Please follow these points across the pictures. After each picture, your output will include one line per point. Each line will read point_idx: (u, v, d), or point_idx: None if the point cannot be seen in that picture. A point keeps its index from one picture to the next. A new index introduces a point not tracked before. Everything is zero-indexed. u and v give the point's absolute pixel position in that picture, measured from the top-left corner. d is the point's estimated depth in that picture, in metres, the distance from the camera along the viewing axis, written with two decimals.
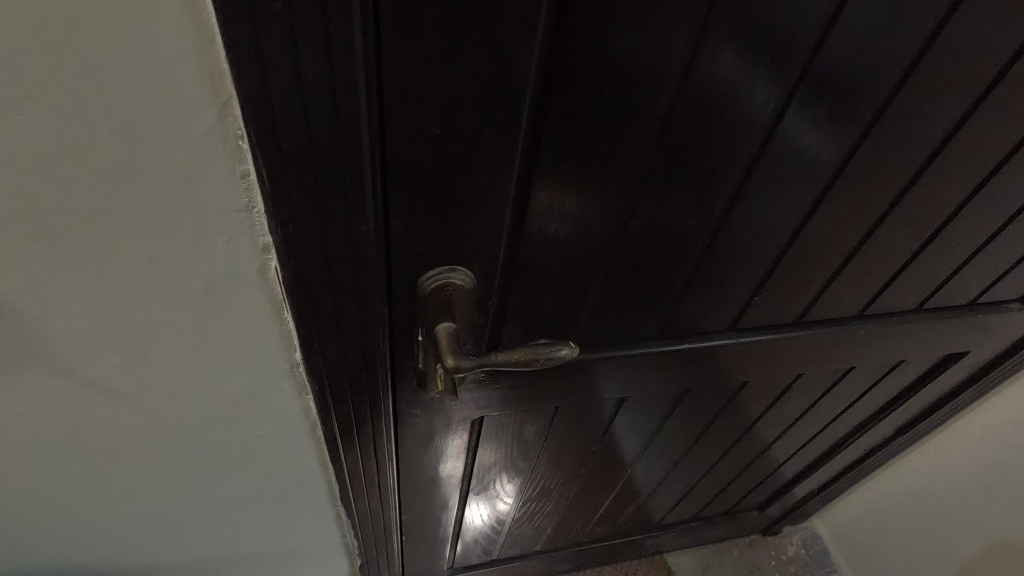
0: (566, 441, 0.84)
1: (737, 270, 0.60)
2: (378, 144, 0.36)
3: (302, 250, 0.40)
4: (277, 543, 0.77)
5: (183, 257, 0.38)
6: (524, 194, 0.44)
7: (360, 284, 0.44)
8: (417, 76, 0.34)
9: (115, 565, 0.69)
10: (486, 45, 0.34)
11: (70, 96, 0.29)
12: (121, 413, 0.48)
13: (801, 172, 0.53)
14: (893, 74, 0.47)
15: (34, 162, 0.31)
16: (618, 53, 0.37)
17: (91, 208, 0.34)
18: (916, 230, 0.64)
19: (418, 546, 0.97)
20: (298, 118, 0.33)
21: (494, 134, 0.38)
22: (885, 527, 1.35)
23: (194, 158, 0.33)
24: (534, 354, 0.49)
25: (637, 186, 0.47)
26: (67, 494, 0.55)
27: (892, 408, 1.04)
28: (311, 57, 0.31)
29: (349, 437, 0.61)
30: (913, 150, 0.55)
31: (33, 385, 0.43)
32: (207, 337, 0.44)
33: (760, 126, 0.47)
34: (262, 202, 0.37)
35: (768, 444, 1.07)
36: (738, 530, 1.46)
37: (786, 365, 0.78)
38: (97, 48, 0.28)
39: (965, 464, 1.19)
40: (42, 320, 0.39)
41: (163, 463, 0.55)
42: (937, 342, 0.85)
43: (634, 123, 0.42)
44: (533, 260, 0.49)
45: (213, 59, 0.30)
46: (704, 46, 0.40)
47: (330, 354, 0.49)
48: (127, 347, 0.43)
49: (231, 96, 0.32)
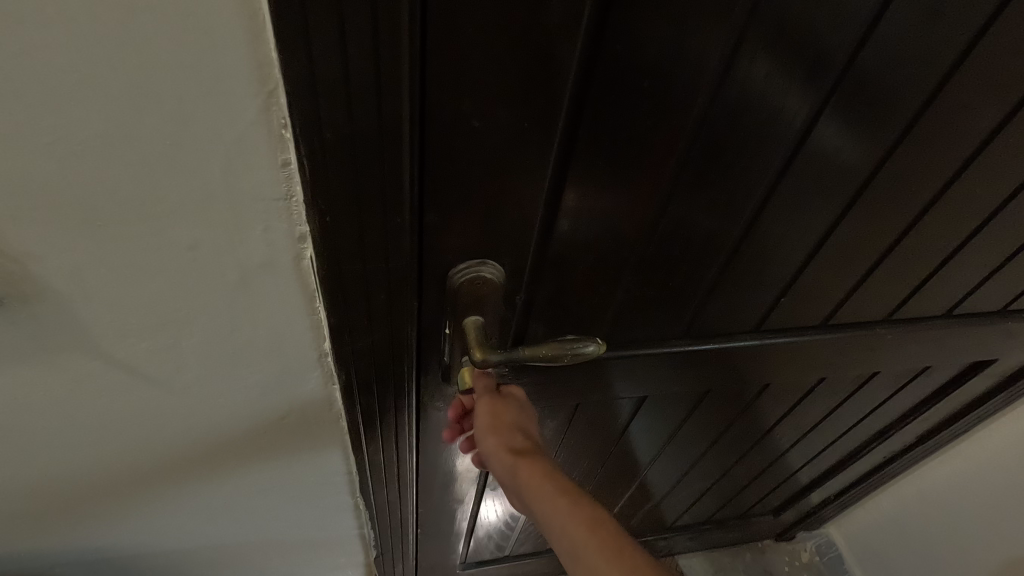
0: (585, 439, 0.83)
1: (765, 271, 0.59)
2: (418, 136, 0.36)
3: (338, 239, 0.40)
4: (295, 531, 0.77)
5: (223, 244, 0.39)
6: (557, 189, 0.43)
7: (393, 275, 0.44)
8: (459, 68, 0.34)
9: (139, 547, 0.70)
10: (529, 35, 0.34)
11: (122, 84, 0.30)
12: (153, 397, 0.49)
13: (834, 174, 0.52)
14: (935, 76, 0.46)
15: (85, 147, 0.32)
16: (658, 48, 0.37)
17: (136, 194, 0.34)
18: (950, 233, 0.62)
19: (433, 539, 0.97)
20: (341, 106, 0.33)
21: (532, 127, 0.38)
22: (903, 536, 1.33)
23: (237, 145, 0.34)
24: (561, 349, 0.49)
25: (670, 184, 0.46)
26: (96, 475, 0.56)
27: (915, 415, 1.02)
28: (358, 46, 0.31)
29: (371, 428, 0.62)
30: (951, 152, 0.53)
31: (71, 367, 0.44)
32: (241, 324, 0.45)
33: (795, 128, 0.46)
34: (302, 192, 0.37)
35: (786, 449, 1.06)
36: (752, 534, 1.44)
37: (810, 368, 0.77)
38: (151, 34, 0.28)
39: (989, 472, 1.16)
40: (84, 303, 0.40)
41: (190, 448, 0.56)
42: (966, 348, 0.83)
43: (671, 120, 0.42)
44: (563, 255, 0.49)
45: (262, 48, 0.30)
46: (746, 42, 0.39)
47: (359, 345, 0.50)
48: (163, 333, 0.43)
49: (277, 85, 0.32)
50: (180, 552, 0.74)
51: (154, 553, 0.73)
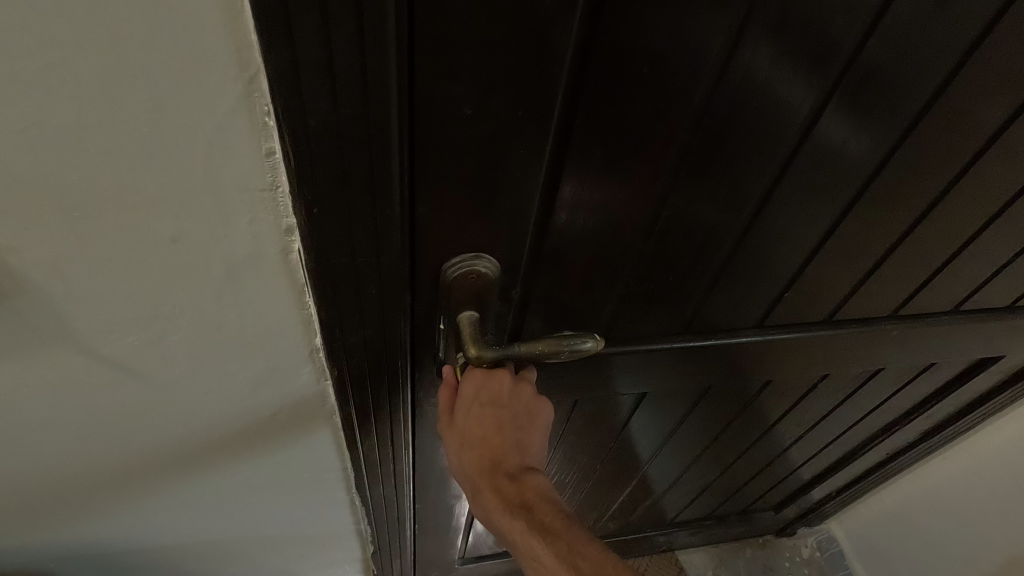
0: (584, 435, 0.82)
1: (767, 266, 0.58)
2: (407, 126, 0.35)
3: (326, 233, 0.39)
4: (291, 526, 0.76)
5: (207, 236, 0.37)
6: (553, 180, 0.42)
7: (384, 269, 0.43)
8: (448, 55, 0.33)
9: (132, 543, 0.70)
10: (521, 21, 0.32)
11: (93, 70, 0.28)
12: (141, 393, 0.48)
13: (838, 168, 0.50)
14: (945, 66, 0.45)
15: (58, 136, 0.30)
16: (656, 35, 0.36)
17: (113, 184, 0.33)
18: (958, 228, 0.61)
19: (431, 534, 0.96)
20: (325, 95, 0.32)
21: (526, 118, 0.37)
22: (905, 534, 1.32)
23: (218, 135, 0.33)
24: (558, 346, 0.48)
25: (670, 176, 0.45)
26: (85, 470, 0.55)
27: (919, 412, 1.01)
28: (341, 32, 0.29)
29: (366, 426, 0.60)
30: (960, 145, 0.52)
31: (55, 363, 0.43)
32: (228, 319, 0.44)
33: (799, 120, 0.45)
34: (287, 182, 0.36)
35: (788, 445, 1.05)
36: (752, 530, 1.44)
37: (812, 364, 0.76)
38: (122, 16, 0.27)
39: (993, 471, 1.15)
40: (65, 298, 0.39)
41: (180, 443, 0.55)
42: (972, 345, 0.82)
43: (670, 109, 0.40)
44: (560, 249, 0.48)
45: (241, 31, 0.29)
46: (749, 28, 0.38)
47: (351, 340, 0.48)
48: (148, 328, 0.42)
49: (258, 70, 0.31)
50: (173, 548, 0.73)
51: (149, 549, 0.72)
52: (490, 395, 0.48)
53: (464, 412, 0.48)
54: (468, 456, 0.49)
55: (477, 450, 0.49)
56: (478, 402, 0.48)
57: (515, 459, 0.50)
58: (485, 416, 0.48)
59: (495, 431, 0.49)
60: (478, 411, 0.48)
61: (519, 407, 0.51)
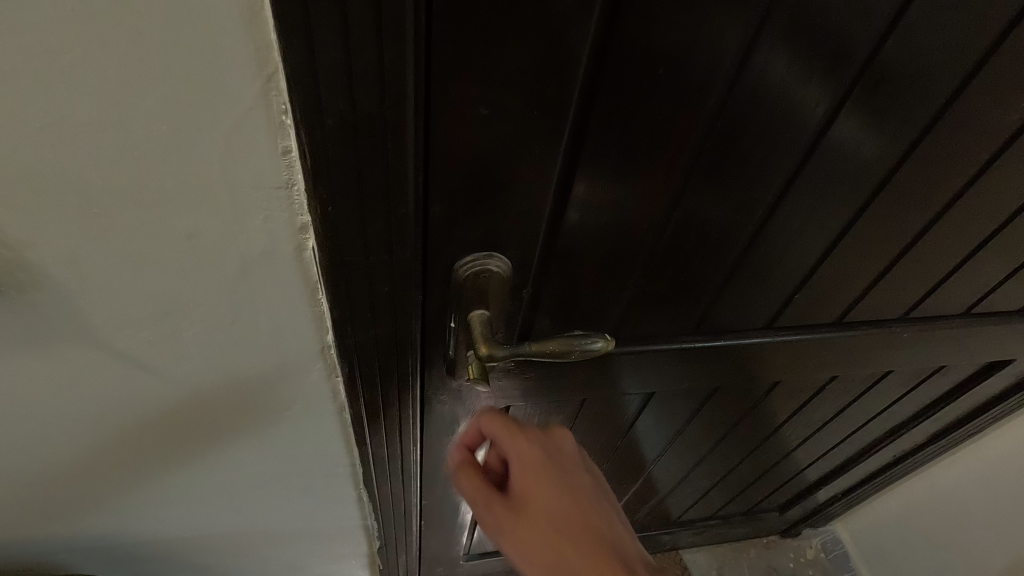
0: (591, 434, 0.82)
1: (778, 266, 0.57)
2: (422, 126, 0.35)
3: (340, 233, 0.39)
4: (298, 521, 0.77)
5: (222, 233, 0.38)
6: (566, 180, 0.42)
7: (397, 267, 0.43)
8: (465, 54, 0.32)
9: (142, 534, 0.70)
10: (538, 21, 0.32)
11: (113, 69, 0.29)
12: (154, 388, 0.48)
13: (852, 171, 0.50)
14: (963, 68, 0.44)
15: (77, 134, 0.31)
16: (672, 36, 0.35)
17: (131, 181, 0.33)
18: (972, 231, 0.60)
19: (437, 530, 0.97)
20: (343, 95, 0.32)
21: (541, 118, 0.37)
22: (912, 536, 1.31)
23: (235, 132, 0.33)
24: (568, 346, 0.48)
25: (683, 176, 0.45)
26: (97, 463, 0.56)
27: (928, 414, 1.00)
28: (359, 33, 0.30)
29: (375, 423, 0.61)
30: (976, 148, 0.51)
31: (71, 356, 0.44)
32: (241, 316, 0.44)
33: (814, 122, 0.45)
34: (302, 180, 0.36)
35: (794, 446, 1.05)
36: (757, 531, 1.44)
37: (822, 365, 0.76)
38: (146, 16, 0.27)
39: (1002, 475, 1.14)
40: (82, 293, 0.39)
41: (190, 437, 0.55)
42: (984, 348, 0.81)
43: (685, 110, 0.40)
44: (572, 249, 0.48)
45: (261, 30, 0.29)
46: (766, 29, 0.37)
47: (362, 339, 0.49)
48: (163, 323, 0.43)
49: (276, 69, 0.31)
50: (181, 540, 0.74)
51: (159, 542, 0.73)
52: (541, 453, 0.48)
53: (536, 487, 0.46)
54: (565, 545, 0.44)
55: (570, 534, 0.44)
56: (517, 439, 0.48)
57: (589, 521, 0.46)
58: (550, 477, 0.47)
59: (569, 508, 0.46)
60: (541, 481, 0.46)
61: (529, 479, 0.46)
